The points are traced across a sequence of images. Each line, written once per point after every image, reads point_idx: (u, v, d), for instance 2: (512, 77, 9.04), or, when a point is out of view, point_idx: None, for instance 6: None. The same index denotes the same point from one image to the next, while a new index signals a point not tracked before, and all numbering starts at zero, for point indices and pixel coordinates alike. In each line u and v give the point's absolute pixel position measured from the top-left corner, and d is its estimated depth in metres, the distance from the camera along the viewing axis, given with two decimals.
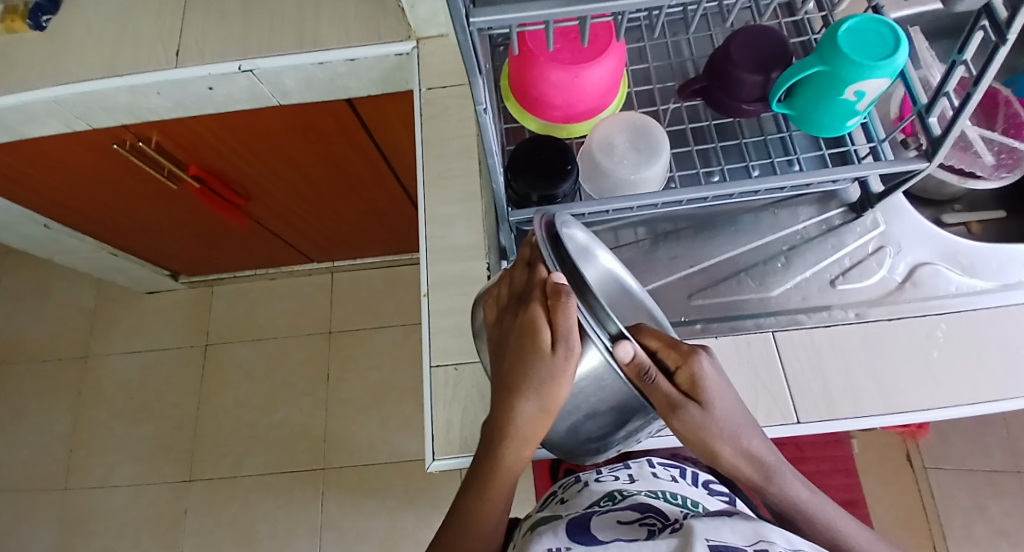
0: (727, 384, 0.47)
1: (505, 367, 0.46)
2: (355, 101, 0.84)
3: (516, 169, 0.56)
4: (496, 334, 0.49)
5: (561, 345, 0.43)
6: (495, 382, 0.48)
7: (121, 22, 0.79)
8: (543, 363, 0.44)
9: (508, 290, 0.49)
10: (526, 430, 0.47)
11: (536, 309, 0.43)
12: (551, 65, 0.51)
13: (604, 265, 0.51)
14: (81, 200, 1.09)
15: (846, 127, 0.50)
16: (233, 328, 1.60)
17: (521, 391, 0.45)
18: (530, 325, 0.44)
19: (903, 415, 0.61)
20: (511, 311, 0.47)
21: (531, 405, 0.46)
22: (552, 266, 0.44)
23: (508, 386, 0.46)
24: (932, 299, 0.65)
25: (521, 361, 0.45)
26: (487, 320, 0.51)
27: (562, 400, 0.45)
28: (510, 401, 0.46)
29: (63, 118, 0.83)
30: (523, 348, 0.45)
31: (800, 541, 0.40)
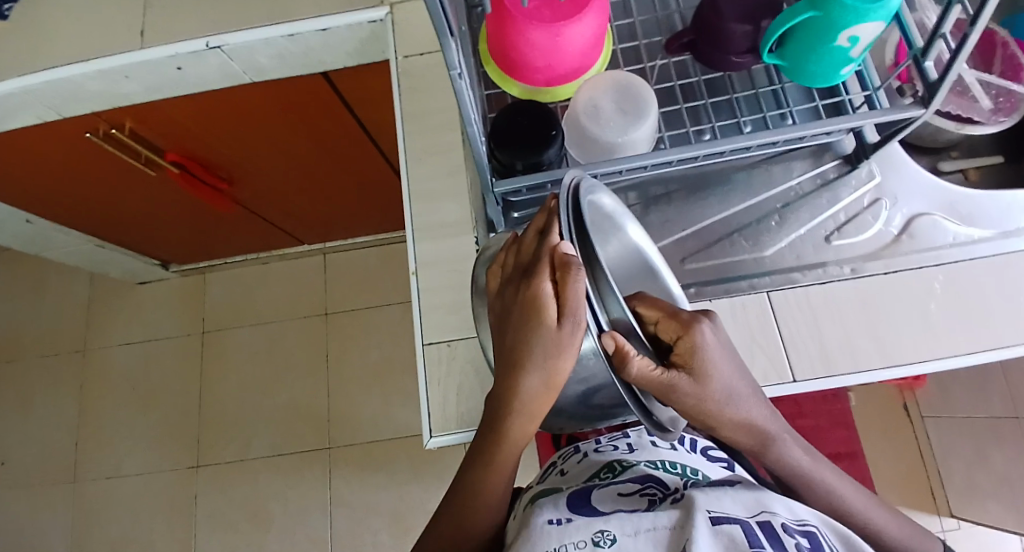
0: (728, 351, 0.46)
1: (506, 341, 0.43)
2: (332, 75, 0.81)
3: (498, 138, 0.54)
4: (497, 305, 0.45)
5: (567, 319, 0.39)
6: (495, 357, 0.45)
7: (82, 4, 0.75)
8: (547, 337, 0.40)
9: (513, 260, 0.45)
10: (530, 406, 0.44)
11: (543, 282, 0.39)
12: (529, 25, 0.49)
13: (632, 238, 0.52)
14: (59, 193, 1.06)
15: (840, 76, 0.49)
16: (228, 314, 1.59)
17: (523, 366, 0.42)
18: (534, 299, 0.40)
19: (902, 369, 0.61)
20: (514, 282, 0.43)
21: (535, 380, 0.42)
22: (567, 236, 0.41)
23: (510, 361, 0.43)
24: (930, 250, 0.64)
25: (524, 335, 0.41)
26: (488, 290, 0.48)
27: (566, 375, 0.42)
28: (512, 377, 0.43)
29: (31, 109, 0.80)
30: (525, 321, 0.41)
31: (802, 510, 0.41)
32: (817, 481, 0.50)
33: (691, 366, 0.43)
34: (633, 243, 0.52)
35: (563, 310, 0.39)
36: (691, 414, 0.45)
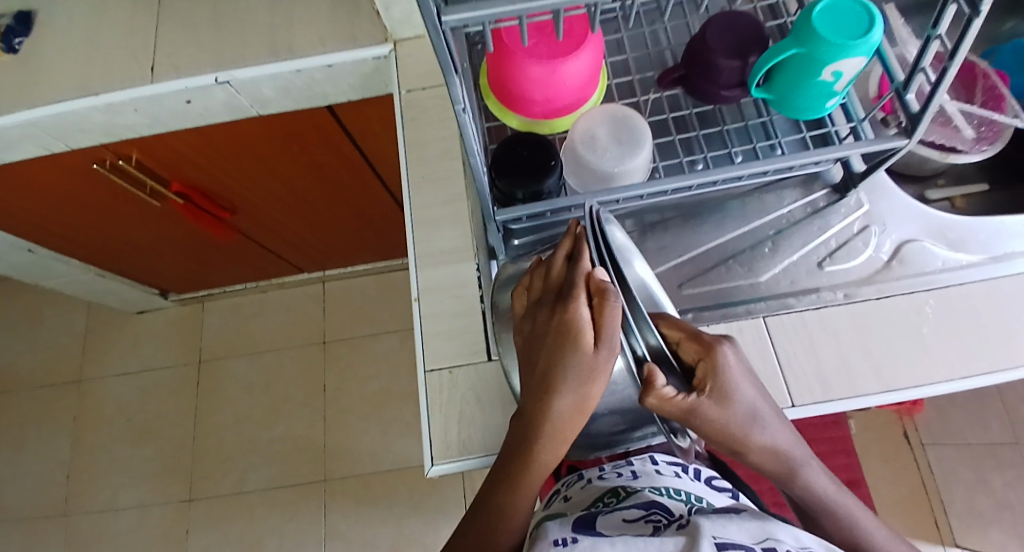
0: (748, 371, 0.47)
1: (540, 365, 0.45)
2: (336, 108, 0.84)
3: (499, 168, 0.55)
4: (527, 327, 0.47)
5: (604, 345, 0.42)
6: (524, 381, 0.47)
7: (93, 40, 0.78)
8: (582, 362, 0.43)
9: (541, 284, 0.47)
10: (561, 428, 0.46)
11: (580, 307, 0.42)
12: (528, 60, 0.51)
13: (638, 273, 0.52)
14: (64, 223, 1.07)
15: (826, 108, 0.51)
16: (226, 344, 1.59)
17: (556, 390, 0.44)
18: (570, 324, 0.42)
19: (899, 393, 0.62)
20: (546, 305, 0.45)
21: (567, 402, 0.45)
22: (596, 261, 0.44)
23: (542, 386, 0.45)
24: (921, 275, 0.66)
25: (558, 359, 0.44)
26: (514, 311, 0.50)
27: (597, 396, 0.45)
28: (545, 400, 0.45)
29: (39, 141, 0.81)
30: (561, 348, 0.43)
31: (808, 539, 0.41)
32: (820, 509, 0.51)
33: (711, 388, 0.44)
34: (637, 279, 0.52)
35: (601, 334, 0.42)
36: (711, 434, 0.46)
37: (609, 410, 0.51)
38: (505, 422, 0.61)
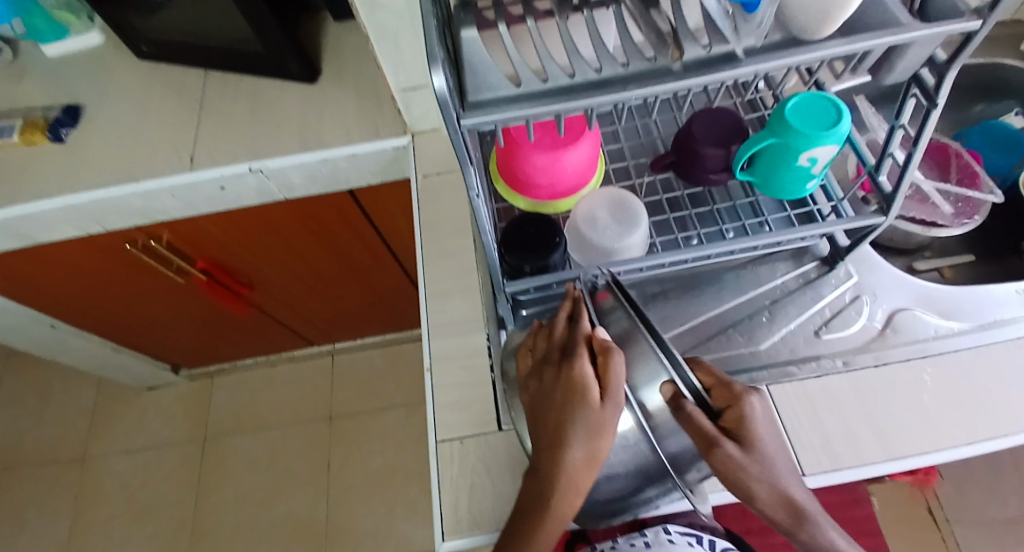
0: (776, 428, 0.50)
1: (550, 420, 0.48)
2: (356, 192, 0.91)
3: (508, 244, 0.60)
4: (533, 385, 0.51)
5: (608, 399, 0.47)
6: (537, 438, 0.50)
7: (138, 134, 0.85)
8: (590, 416, 0.47)
9: (545, 344, 0.52)
10: (573, 481, 0.48)
11: (584, 365, 0.47)
12: (534, 151, 0.58)
13: None
14: (90, 299, 1.12)
15: (805, 189, 0.55)
16: (234, 419, 1.60)
17: (566, 442, 0.47)
18: (576, 381, 0.47)
19: (904, 461, 0.63)
20: (552, 363, 0.50)
21: (578, 453, 0.47)
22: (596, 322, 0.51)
23: (554, 439, 0.48)
24: (916, 342, 0.68)
25: (566, 414, 0.47)
26: (517, 371, 0.55)
27: (608, 450, 0.48)
28: (556, 453, 0.48)
29: (78, 225, 0.87)
30: (569, 403, 0.47)
31: None
32: None
33: (735, 431, 0.48)
34: None
35: (605, 388, 0.47)
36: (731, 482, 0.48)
37: (615, 477, 0.53)
38: (515, 492, 0.62)
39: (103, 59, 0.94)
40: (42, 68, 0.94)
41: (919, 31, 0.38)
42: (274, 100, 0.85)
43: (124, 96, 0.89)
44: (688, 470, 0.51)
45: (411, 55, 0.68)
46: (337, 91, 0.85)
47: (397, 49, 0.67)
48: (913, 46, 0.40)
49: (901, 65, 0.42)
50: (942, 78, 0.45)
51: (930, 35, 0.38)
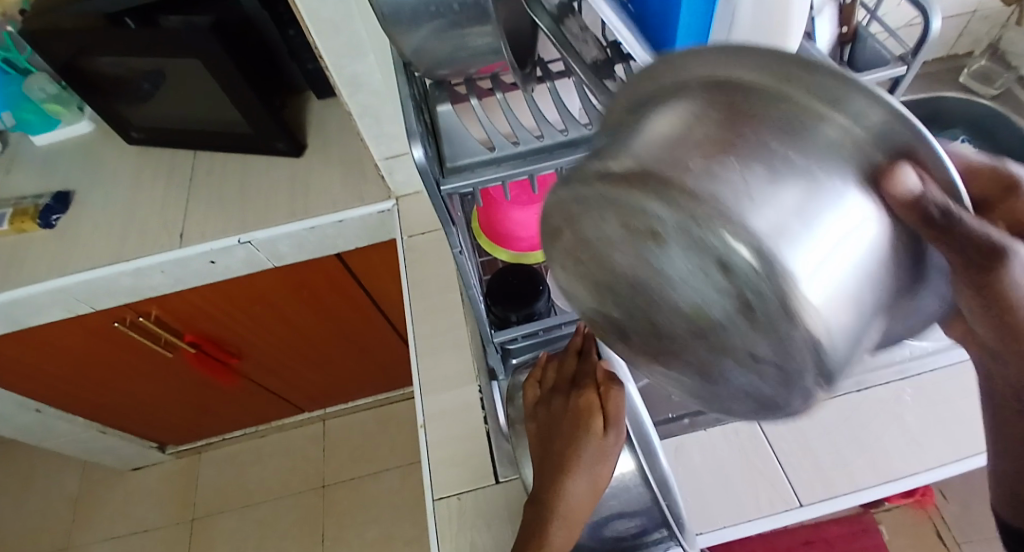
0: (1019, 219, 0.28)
1: (557, 446, 0.51)
2: (343, 255, 0.93)
3: (494, 296, 0.62)
4: (541, 412, 0.55)
5: (612, 428, 0.50)
6: (542, 466, 0.53)
7: (129, 215, 0.88)
8: (594, 444, 0.50)
9: (554, 375, 0.56)
10: (574, 508, 0.50)
11: (590, 395, 0.51)
12: (512, 208, 0.62)
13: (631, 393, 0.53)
14: (78, 379, 1.11)
15: None
16: (223, 496, 1.56)
17: (571, 469, 0.50)
18: (583, 408, 0.51)
19: (897, 483, 0.61)
20: (561, 393, 0.54)
21: (581, 482, 0.50)
22: (601, 356, 0.54)
23: (559, 465, 0.51)
24: (895, 362, 0.67)
25: (572, 442, 0.50)
26: (524, 399, 0.58)
27: (608, 477, 0.51)
28: (559, 478, 0.50)
29: (67, 307, 0.88)
30: (576, 429, 0.51)
31: None
32: None
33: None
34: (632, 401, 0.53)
35: (608, 419, 0.50)
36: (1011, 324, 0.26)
37: (621, 513, 0.53)
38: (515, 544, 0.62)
39: (93, 146, 0.97)
40: (32, 158, 0.97)
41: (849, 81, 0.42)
42: (262, 176, 0.89)
43: (114, 180, 0.92)
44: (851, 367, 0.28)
45: (393, 126, 0.72)
46: (322, 163, 0.89)
47: (378, 121, 0.71)
48: None
49: None
50: None
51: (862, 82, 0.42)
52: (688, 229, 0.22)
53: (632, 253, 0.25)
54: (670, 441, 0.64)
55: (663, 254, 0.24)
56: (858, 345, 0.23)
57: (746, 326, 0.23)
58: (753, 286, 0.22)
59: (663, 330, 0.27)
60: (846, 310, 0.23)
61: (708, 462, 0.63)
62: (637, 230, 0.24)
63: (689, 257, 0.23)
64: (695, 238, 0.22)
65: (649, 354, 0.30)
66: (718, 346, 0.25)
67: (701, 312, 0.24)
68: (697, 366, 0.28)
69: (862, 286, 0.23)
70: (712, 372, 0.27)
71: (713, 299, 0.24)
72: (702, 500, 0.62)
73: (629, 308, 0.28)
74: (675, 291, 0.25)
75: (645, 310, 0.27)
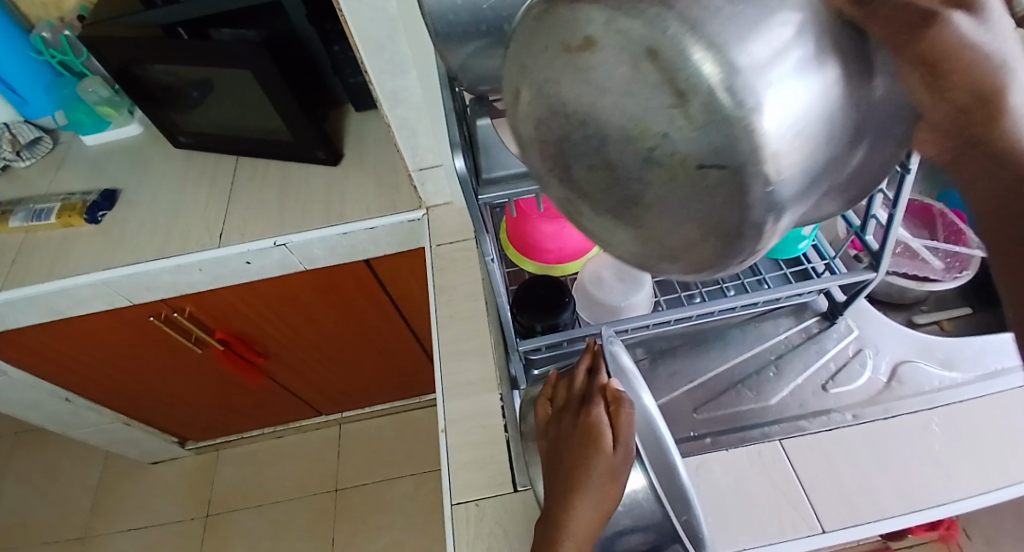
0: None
1: (565, 464, 0.53)
2: (372, 261, 0.95)
3: (520, 305, 0.63)
4: (552, 431, 0.56)
5: (621, 445, 0.51)
6: (552, 483, 0.54)
7: (171, 215, 0.91)
8: (603, 461, 0.51)
9: (564, 393, 0.58)
10: (581, 528, 0.51)
11: (599, 412, 0.52)
12: (541, 220, 0.65)
13: (644, 403, 0.53)
14: (109, 372, 1.14)
15: (798, 247, 0.63)
16: (241, 495, 1.58)
17: (579, 489, 0.51)
18: (592, 425, 0.52)
19: (925, 513, 0.60)
20: (571, 411, 0.55)
21: (588, 501, 0.51)
22: (610, 375, 0.56)
23: (569, 485, 0.52)
24: (921, 394, 0.67)
25: (582, 460, 0.51)
26: (536, 417, 0.59)
27: (617, 496, 0.51)
28: (569, 498, 0.51)
29: (106, 300, 0.91)
30: (583, 448, 0.52)
31: None
32: None
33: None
34: (643, 411, 0.53)
35: (618, 435, 0.51)
36: (962, 112, 0.26)
37: (628, 528, 0.53)
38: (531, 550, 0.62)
39: (140, 149, 1.01)
40: (81, 157, 1.01)
41: None
42: (300, 183, 0.92)
43: (158, 181, 0.96)
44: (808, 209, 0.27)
45: (428, 138, 0.74)
46: (358, 172, 0.92)
47: (413, 134, 0.73)
48: None
49: None
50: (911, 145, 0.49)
51: None
52: (615, 23, 0.22)
53: (572, 80, 0.23)
54: (692, 457, 0.65)
55: (599, 65, 0.23)
56: (797, 128, 0.23)
57: (688, 127, 0.22)
58: (685, 68, 0.22)
59: (623, 180, 0.24)
60: (778, 105, 0.23)
61: (729, 479, 0.63)
62: (575, 49, 0.23)
63: (626, 58, 0.22)
64: (622, 28, 0.22)
65: (613, 241, 0.27)
66: (671, 177, 0.23)
67: (645, 126, 0.23)
68: (659, 220, 0.25)
69: (795, 79, 0.23)
70: (671, 219, 0.25)
71: (655, 102, 0.22)
72: (723, 518, 0.61)
73: (588, 166, 0.25)
74: (617, 112, 0.23)
75: (603, 155, 0.24)
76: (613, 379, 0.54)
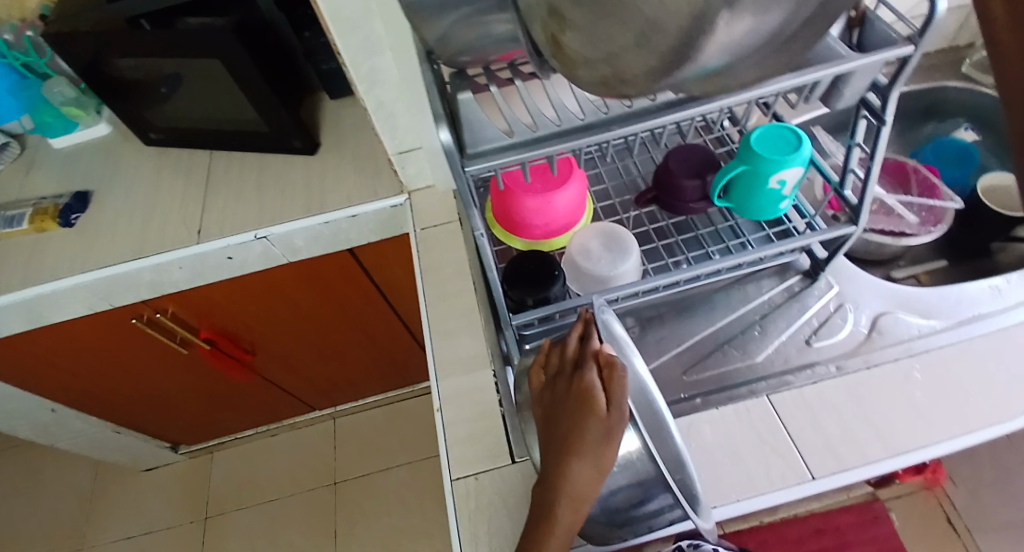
0: None
1: (561, 427, 0.54)
2: (355, 249, 0.95)
3: (510, 280, 0.64)
4: (546, 397, 0.57)
5: (614, 408, 0.52)
6: (548, 448, 0.55)
7: (146, 212, 0.90)
8: (598, 425, 0.52)
9: (557, 359, 0.58)
10: (579, 488, 0.52)
11: (593, 377, 0.53)
12: (526, 195, 0.65)
13: (637, 373, 0.54)
14: (93, 378, 1.13)
15: (779, 209, 0.63)
16: (237, 495, 1.58)
17: (577, 451, 0.52)
18: (587, 390, 0.53)
19: (907, 457, 0.62)
20: (564, 377, 0.56)
21: (585, 465, 0.52)
22: (601, 340, 0.57)
23: (566, 449, 0.53)
24: (902, 342, 0.69)
25: (578, 424, 0.52)
26: (531, 385, 0.59)
27: (614, 459, 0.52)
28: (566, 462, 0.52)
29: (86, 303, 0.90)
30: (579, 411, 0.53)
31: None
32: None
33: None
34: (637, 380, 0.54)
35: (611, 399, 0.52)
36: None
37: (622, 485, 0.55)
38: (518, 525, 0.63)
39: (111, 148, 0.99)
40: (50, 160, 0.99)
41: (856, 61, 0.45)
42: (277, 173, 0.91)
43: (131, 180, 0.94)
44: (785, 41, 0.24)
45: (407, 119, 0.74)
46: (337, 160, 0.91)
47: (392, 115, 0.73)
48: (856, 73, 0.46)
49: (848, 90, 0.48)
50: (886, 99, 0.50)
51: (867, 63, 0.45)
52: None
53: None
54: (683, 417, 0.66)
55: None
56: None
57: None
58: None
59: None
60: None
61: (719, 438, 0.65)
62: None
63: None
64: None
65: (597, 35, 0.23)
66: None
67: None
68: None
69: None
70: None
71: None
72: (714, 474, 0.63)
73: None
74: None
75: None
76: (605, 345, 0.56)
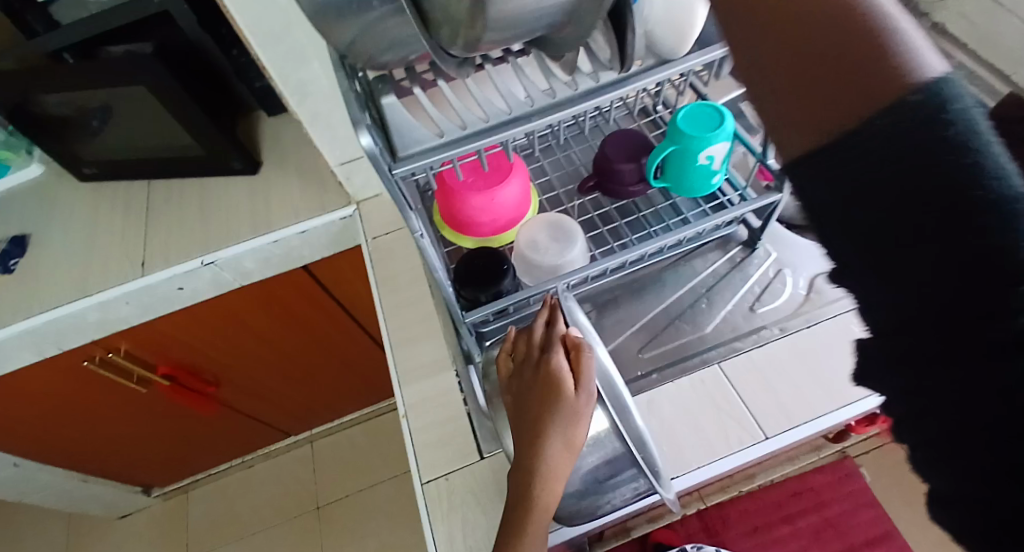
0: None
1: (531, 411, 0.56)
2: (311, 267, 0.95)
3: (462, 279, 0.65)
4: (515, 385, 0.59)
5: (582, 389, 0.54)
6: (520, 433, 0.56)
7: (88, 250, 0.87)
8: (565, 406, 0.54)
9: (523, 347, 0.60)
10: (553, 470, 0.53)
11: (560, 358, 0.55)
12: (469, 193, 0.66)
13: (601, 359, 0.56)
14: (52, 427, 1.09)
15: (711, 184, 0.66)
16: (218, 532, 1.54)
17: (545, 433, 0.53)
18: (554, 372, 0.55)
19: (854, 406, 0.66)
20: (531, 363, 0.58)
21: (556, 444, 0.53)
22: (567, 326, 0.59)
23: (535, 432, 0.54)
24: (840, 299, 0.73)
25: (547, 405, 0.54)
26: (499, 374, 0.62)
27: (583, 437, 0.54)
28: (537, 441, 0.54)
29: (35, 350, 0.87)
30: (546, 394, 0.55)
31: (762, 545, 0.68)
32: None
33: None
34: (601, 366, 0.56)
35: (578, 380, 0.54)
36: None
37: (593, 465, 0.57)
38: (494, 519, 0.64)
39: (46, 188, 0.96)
40: None
41: None
42: (220, 196, 0.90)
43: (69, 219, 0.92)
44: None
45: (344, 129, 0.74)
46: (280, 177, 0.90)
47: (329, 126, 0.73)
48: None
49: None
50: None
51: None
52: None
53: None
54: (643, 396, 0.69)
55: None
56: None
57: None
58: None
59: None
60: None
61: (677, 409, 0.68)
62: None
63: None
64: None
65: None
66: None
67: None
68: None
69: None
70: None
71: None
72: (676, 445, 0.66)
73: None
74: None
75: None
76: (571, 329, 0.58)
